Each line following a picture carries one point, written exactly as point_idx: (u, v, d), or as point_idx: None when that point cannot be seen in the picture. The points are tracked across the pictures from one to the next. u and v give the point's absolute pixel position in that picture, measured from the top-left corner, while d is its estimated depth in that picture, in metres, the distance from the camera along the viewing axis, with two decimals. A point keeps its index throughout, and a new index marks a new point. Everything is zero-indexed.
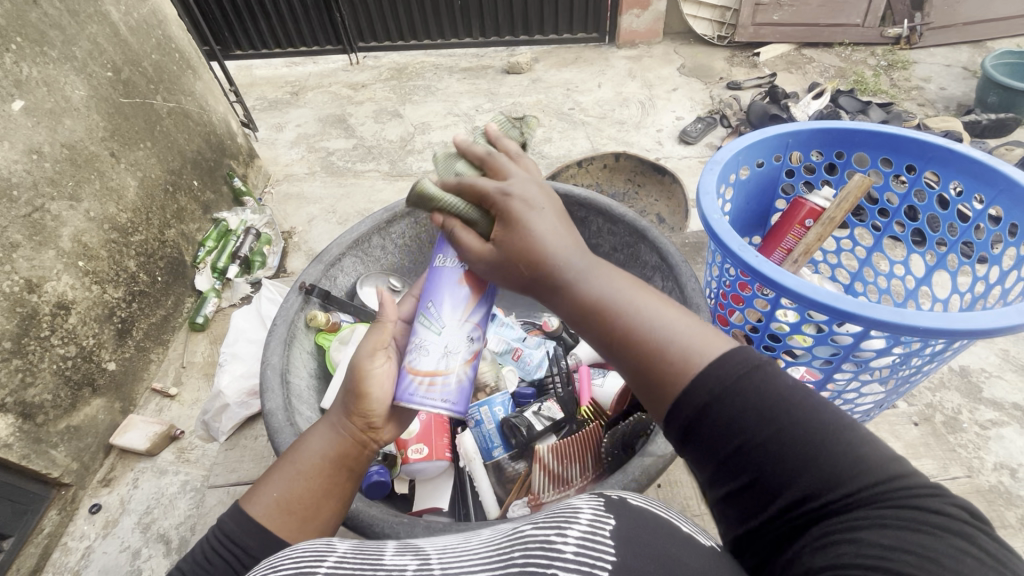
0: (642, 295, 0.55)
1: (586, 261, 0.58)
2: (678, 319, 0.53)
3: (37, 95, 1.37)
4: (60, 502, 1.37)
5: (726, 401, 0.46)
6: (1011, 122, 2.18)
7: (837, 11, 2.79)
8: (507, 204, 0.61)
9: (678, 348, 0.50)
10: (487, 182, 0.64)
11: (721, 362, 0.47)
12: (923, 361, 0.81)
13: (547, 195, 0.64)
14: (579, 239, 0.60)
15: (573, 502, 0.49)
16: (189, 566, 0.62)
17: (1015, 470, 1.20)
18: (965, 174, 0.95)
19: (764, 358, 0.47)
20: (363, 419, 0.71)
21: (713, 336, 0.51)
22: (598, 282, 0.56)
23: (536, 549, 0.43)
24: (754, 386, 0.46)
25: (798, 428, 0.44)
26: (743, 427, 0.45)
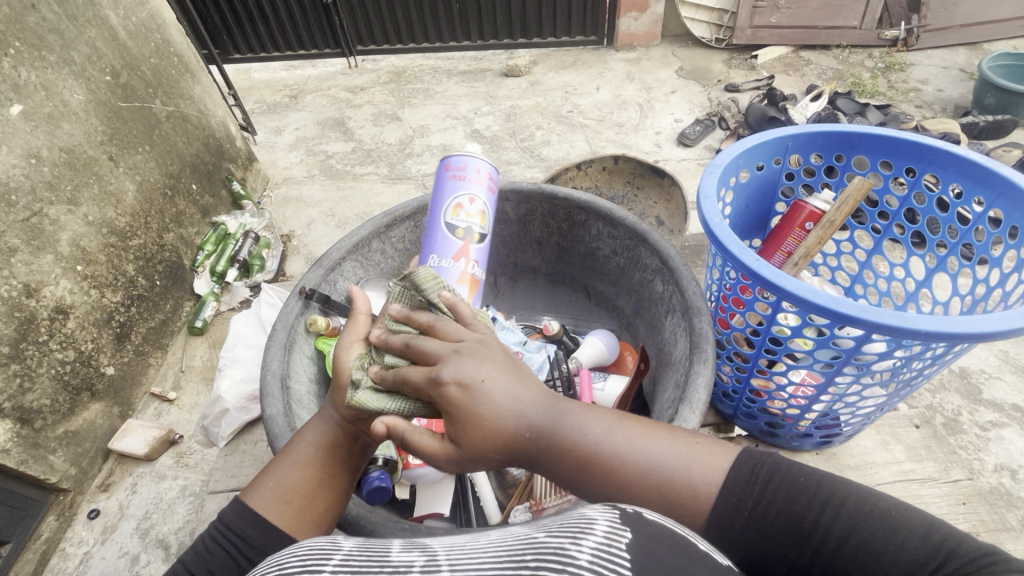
0: (627, 430, 0.60)
1: (552, 416, 0.59)
2: (670, 446, 0.59)
3: (36, 99, 1.37)
4: (58, 508, 1.37)
5: (765, 521, 0.55)
6: (1008, 124, 2.19)
7: (834, 13, 2.80)
8: (453, 397, 0.55)
9: (687, 478, 0.57)
10: (417, 372, 0.58)
11: (737, 484, 0.56)
12: (925, 364, 0.81)
13: (484, 344, 0.60)
14: (530, 388, 0.59)
15: (587, 512, 0.49)
16: (190, 557, 0.64)
17: (1015, 472, 1.20)
18: (965, 177, 0.95)
19: (771, 459, 0.58)
20: (349, 409, 0.68)
21: (710, 452, 0.58)
22: (587, 429, 0.60)
23: (550, 555, 0.43)
24: (776, 491, 0.56)
25: (838, 522, 0.53)
26: (790, 540, 0.55)
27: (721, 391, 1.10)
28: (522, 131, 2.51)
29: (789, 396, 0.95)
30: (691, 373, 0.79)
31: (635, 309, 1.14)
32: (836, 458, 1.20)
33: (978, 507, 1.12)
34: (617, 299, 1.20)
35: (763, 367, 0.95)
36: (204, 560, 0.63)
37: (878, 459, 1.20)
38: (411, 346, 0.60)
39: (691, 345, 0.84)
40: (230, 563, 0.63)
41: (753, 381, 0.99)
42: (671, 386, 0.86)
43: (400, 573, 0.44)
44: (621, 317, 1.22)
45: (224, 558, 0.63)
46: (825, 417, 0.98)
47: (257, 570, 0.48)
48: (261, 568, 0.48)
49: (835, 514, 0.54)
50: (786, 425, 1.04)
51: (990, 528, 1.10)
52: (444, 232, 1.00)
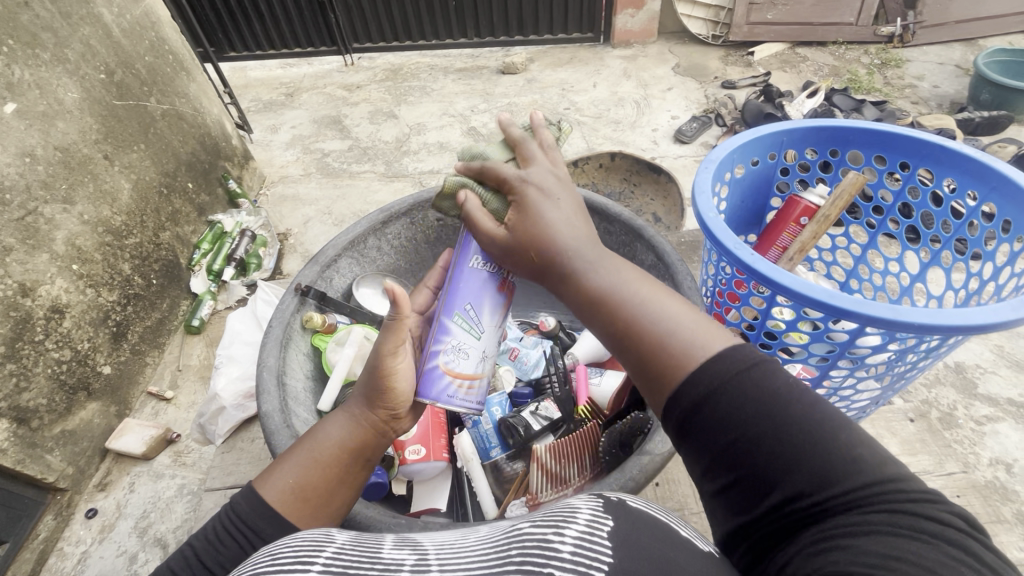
0: (648, 290, 0.58)
1: (592, 254, 0.62)
2: (681, 313, 0.55)
3: (29, 98, 1.36)
4: (56, 507, 1.37)
5: (722, 398, 0.47)
6: (1004, 119, 2.20)
7: (830, 10, 2.80)
8: (524, 192, 0.66)
9: (678, 343, 0.52)
10: (508, 168, 0.68)
11: (724, 356, 0.49)
12: (918, 357, 0.82)
13: (565, 184, 0.68)
14: (591, 232, 0.64)
15: (570, 502, 0.49)
16: (200, 545, 0.61)
17: (1010, 465, 1.20)
18: (959, 172, 0.95)
19: (759, 357, 0.48)
20: (387, 412, 0.72)
21: (715, 334, 0.52)
22: (608, 275, 0.60)
23: (534, 548, 0.43)
24: (748, 385, 0.47)
25: (775, 427, 0.45)
26: (726, 426, 0.46)
27: None
28: None
29: None
30: None
31: None
32: None
33: (972, 500, 1.13)
34: None
35: None
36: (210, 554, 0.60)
37: None
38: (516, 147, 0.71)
39: None
40: (240, 557, 0.60)
41: None
42: None
43: (389, 570, 0.44)
44: None
45: (235, 554, 0.60)
46: None
47: (252, 557, 0.48)
48: (257, 556, 0.48)
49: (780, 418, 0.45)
50: None
51: (984, 521, 1.11)
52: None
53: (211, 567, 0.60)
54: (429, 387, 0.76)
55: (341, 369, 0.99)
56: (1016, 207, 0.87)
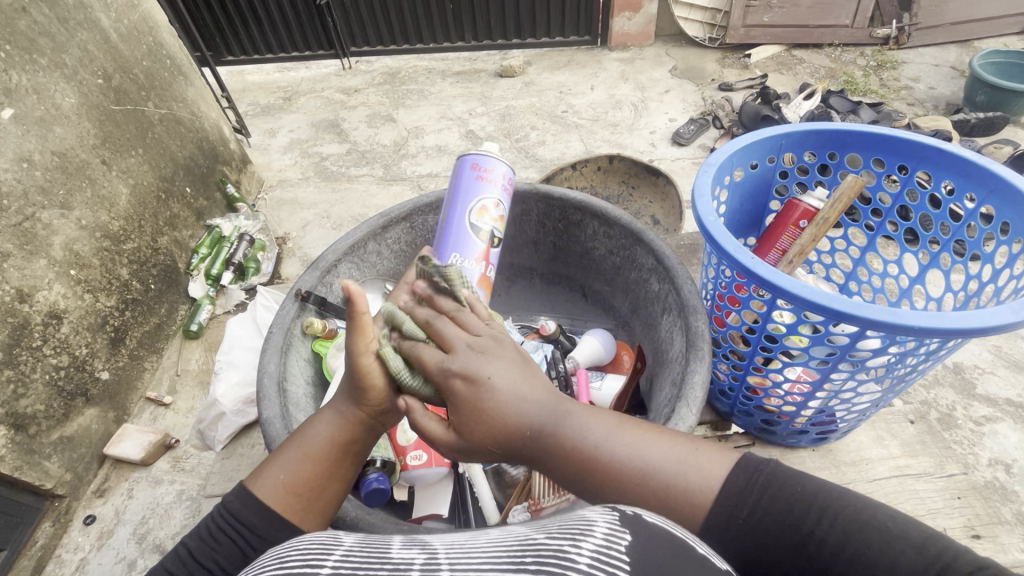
0: (628, 433, 0.60)
1: (557, 416, 0.59)
2: (669, 450, 0.59)
3: (26, 103, 1.36)
4: (54, 514, 1.36)
5: (755, 532, 0.55)
6: (999, 120, 2.21)
7: (826, 12, 2.82)
8: (463, 385, 0.57)
9: (687, 482, 0.56)
10: (433, 357, 0.60)
11: (735, 489, 0.56)
12: (918, 360, 0.82)
13: (497, 347, 0.59)
14: (545, 388, 0.60)
15: (586, 513, 0.49)
16: (193, 543, 0.64)
17: (1009, 466, 1.21)
18: (956, 174, 0.96)
19: (759, 469, 0.57)
20: (372, 407, 0.69)
21: (709, 456, 0.58)
22: (587, 433, 0.59)
23: (549, 557, 0.42)
24: (770, 500, 0.55)
25: (833, 533, 0.53)
26: (784, 549, 0.54)
27: (717, 389, 1.11)
28: (517, 131, 2.51)
29: (785, 393, 0.96)
30: (687, 372, 0.80)
31: (632, 308, 1.14)
32: (831, 454, 1.22)
33: (973, 501, 1.13)
34: (614, 298, 1.21)
35: (758, 365, 0.96)
36: (210, 548, 0.63)
37: (874, 455, 1.21)
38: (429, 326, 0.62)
39: (687, 344, 0.84)
40: (236, 553, 0.63)
41: (749, 378, 1.00)
42: (667, 384, 0.87)
43: (400, 570, 0.44)
44: (618, 316, 1.22)
45: (231, 549, 0.63)
46: (821, 414, 0.98)
47: (259, 560, 0.48)
48: (261, 560, 0.48)
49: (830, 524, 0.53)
50: (781, 423, 1.05)
51: (985, 521, 1.11)
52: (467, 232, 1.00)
53: (210, 565, 0.62)
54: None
55: (342, 375, 0.99)
56: (1014, 210, 0.87)
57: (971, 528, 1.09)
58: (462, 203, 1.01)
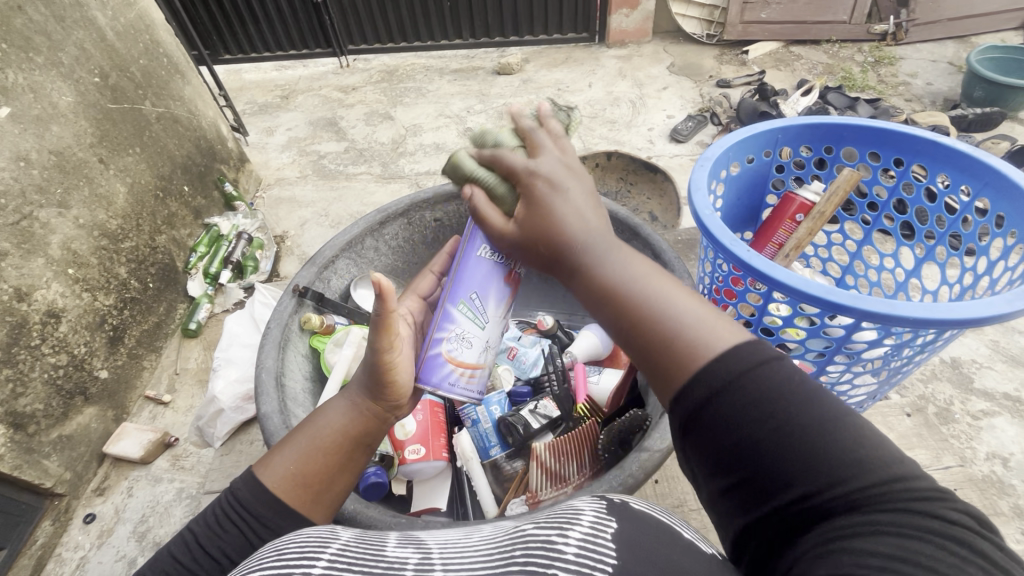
0: (659, 281, 0.54)
1: (601, 241, 0.56)
2: (691, 307, 0.52)
3: (23, 101, 1.36)
4: (54, 513, 1.36)
5: (729, 396, 0.46)
6: (997, 116, 2.21)
7: (823, 8, 2.82)
8: (535, 183, 0.57)
9: (690, 341, 0.49)
10: (517, 157, 0.59)
11: (733, 359, 0.47)
12: (914, 352, 0.82)
13: (578, 173, 0.59)
14: (606, 220, 0.58)
15: (575, 503, 0.49)
16: (200, 530, 0.63)
17: (1007, 459, 1.21)
18: (952, 167, 0.96)
19: (773, 353, 0.47)
20: (388, 400, 0.71)
21: (727, 330, 0.49)
22: (615, 269, 0.55)
23: (538, 549, 0.43)
24: (764, 378, 0.45)
25: (798, 420, 0.44)
26: (741, 426, 0.45)
27: None
28: None
29: None
30: None
31: None
32: None
33: (970, 494, 1.14)
34: None
35: None
36: (216, 538, 0.62)
37: None
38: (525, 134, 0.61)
39: None
40: (243, 542, 0.61)
41: None
42: None
43: (393, 568, 0.44)
44: None
45: (237, 537, 0.62)
46: None
47: (255, 555, 0.48)
48: (259, 553, 0.48)
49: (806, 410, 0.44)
50: None
51: None
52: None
53: (215, 556, 0.61)
54: (431, 374, 0.76)
55: (339, 370, 0.99)
56: (1009, 203, 0.87)
57: None
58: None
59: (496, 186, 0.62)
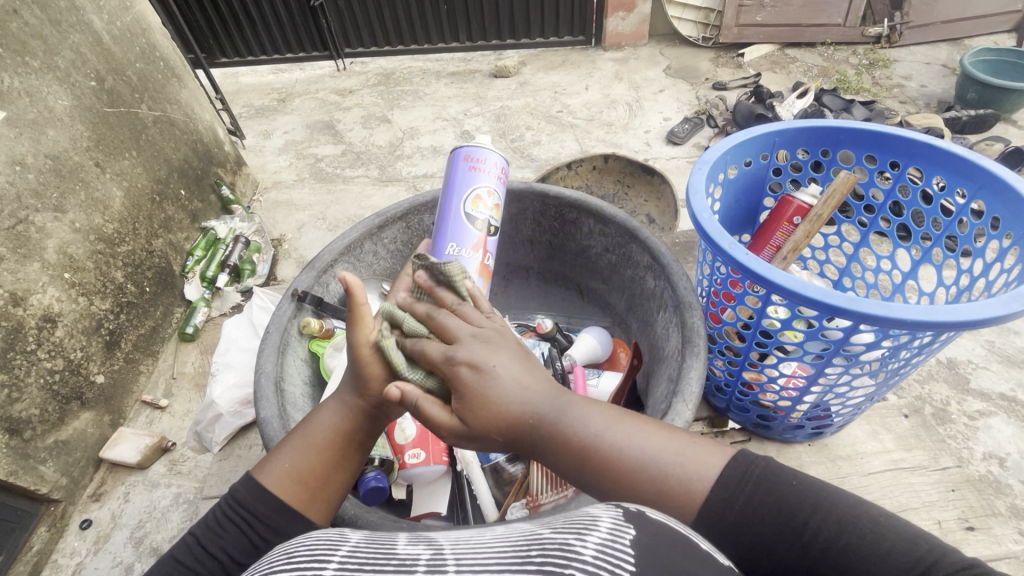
0: (625, 428, 0.60)
1: (558, 407, 0.59)
2: (664, 443, 0.59)
3: (19, 106, 1.35)
4: (50, 519, 1.35)
5: (749, 520, 0.55)
6: (991, 117, 2.23)
7: (818, 11, 2.84)
8: (466, 374, 0.56)
9: (680, 477, 0.57)
10: (436, 349, 0.59)
11: (727, 482, 0.56)
12: (911, 354, 0.82)
13: (502, 337, 0.60)
14: (543, 377, 0.60)
15: (591, 509, 0.50)
16: (202, 532, 0.64)
17: (1004, 460, 1.22)
18: (947, 170, 0.96)
19: (751, 459, 0.57)
20: (373, 396, 0.67)
21: (705, 454, 0.58)
22: (585, 426, 0.59)
23: (554, 550, 0.43)
24: (767, 492, 0.55)
25: (827, 525, 0.53)
26: (775, 537, 0.54)
27: (713, 386, 1.12)
28: (512, 131, 2.51)
29: (781, 388, 0.96)
30: (683, 368, 0.80)
31: (628, 306, 1.15)
32: (826, 449, 1.23)
33: (967, 494, 1.15)
34: (610, 296, 1.21)
35: (754, 361, 0.96)
36: (219, 537, 0.63)
37: (868, 449, 1.22)
38: (432, 321, 0.62)
39: (683, 340, 0.85)
40: (243, 541, 0.62)
41: (745, 374, 1.01)
42: (664, 380, 0.88)
43: (406, 565, 0.44)
44: (614, 314, 1.22)
45: (238, 536, 0.63)
46: (816, 409, 0.99)
47: (268, 558, 0.49)
48: (271, 557, 0.48)
49: (822, 519, 0.53)
50: (778, 417, 1.05)
51: (979, 514, 1.12)
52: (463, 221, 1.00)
53: (218, 555, 0.62)
54: None
55: (338, 374, 0.99)
56: (1004, 205, 0.88)
57: (965, 520, 1.11)
58: (456, 195, 1.01)
59: (422, 378, 0.61)
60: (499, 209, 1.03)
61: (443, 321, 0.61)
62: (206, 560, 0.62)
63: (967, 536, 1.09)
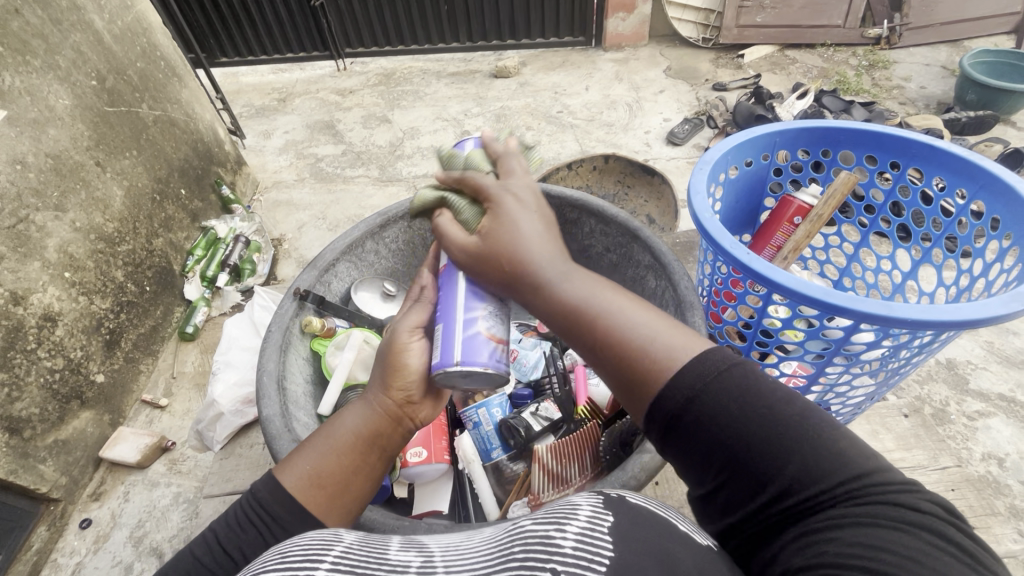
0: (620, 298, 0.58)
1: (558, 262, 0.62)
2: (650, 320, 0.56)
3: (20, 105, 1.36)
4: (49, 518, 1.35)
5: (702, 402, 0.48)
6: (990, 120, 2.23)
7: (818, 12, 2.84)
8: (499, 197, 0.69)
9: (659, 349, 0.52)
10: (488, 180, 0.72)
11: (694, 370, 0.49)
12: (912, 354, 0.83)
13: (540, 202, 0.70)
14: (559, 244, 0.65)
15: (573, 498, 0.50)
16: (221, 528, 0.63)
17: (1002, 459, 1.22)
18: (946, 170, 0.97)
19: (733, 359, 0.49)
20: (400, 397, 0.72)
21: (683, 336, 0.53)
22: (574, 286, 0.60)
23: (536, 544, 0.43)
24: (729, 384, 0.48)
25: (765, 428, 0.46)
26: (716, 428, 0.47)
27: None
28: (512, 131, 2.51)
29: None
30: None
31: None
32: None
33: (966, 493, 1.13)
34: None
35: (754, 359, 0.97)
36: (235, 535, 0.62)
37: (868, 449, 1.22)
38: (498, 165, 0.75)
39: None
40: (258, 541, 0.62)
41: None
42: None
43: (396, 572, 0.45)
44: None
45: (254, 536, 0.62)
46: None
47: (259, 560, 0.49)
48: (261, 558, 0.48)
49: (778, 414, 0.46)
50: None
51: (979, 514, 1.12)
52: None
53: (232, 551, 0.61)
54: (473, 356, 0.71)
55: (341, 374, 0.99)
56: (1004, 205, 0.88)
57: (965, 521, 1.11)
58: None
59: (465, 211, 0.75)
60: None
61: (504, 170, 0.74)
62: (223, 558, 0.61)
63: None
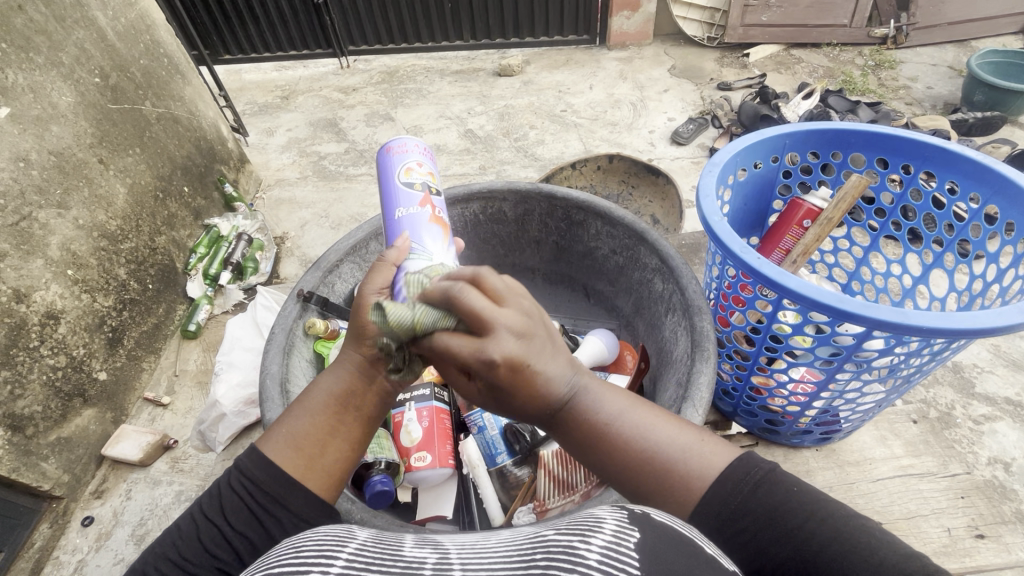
0: (640, 414, 0.61)
1: (575, 388, 0.59)
2: (675, 435, 0.59)
3: (23, 102, 1.35)
4: (51, 515, 1.35)
5: (746, 518, 0.52)
6: (998, 121, 2.21)
7: (826, 11, 2.82)
8: (493, 374, 0.52)
9: (687, 470, 0.56)
10: (462, 346, 0.52)
11: (731, 480, 0.54)
12: (921, 361, 0.82)
13: (528, 336, 0.53)
14: (566, 364, 0.58)
15: (596, 511, 0.49)
16: (209, 501, 0.65)
17: (1009, 465, 1.21)
18: (959, 174, 0.96)
19: (766, 467, 0.55)
20: (370, 351, 0.68)
21: (713, 451, 0.58)
22: (600, 409, 0.59)
23: (559, 554, 0.42)
24: (769, 494, 0.53)
25: (816, 537, 0.49)
26: (770, 537, 0.51)
27: (721, 390, 1.12)
28: (516, 130, 2.50)
29: (790, 393, 0.96)
30: (693, 372, 0.79)
31: (635, 308, 1.14)
32: (834, 454, 1.22)
33: (977, 501, 1.14)
34: (617, 298, 1.20)
35: (763, 365, 0.96)
36: (221, 505, 0.63)
37: (875, 455, 1.21)
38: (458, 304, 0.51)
39: (692, 344, 0.84)
40: (243, 505, 0.63)
41: (754, 378, 1.00)
42: (672, 384, 0.87)
43: (411, 568, 0.43)
44: (621, 316, 1.22)
45: (237, 502, 0.63)
46: (825, 415, 0.99)
47: (269, 554, 0.48)
48: (272, 553, 0.47)
49: (822, 525, 0.50)
50: (786, 422, 1.06)
51: (988, 522, 1.11)
52: (401, 190, 0.91)
53: (220, 519, 0.63)
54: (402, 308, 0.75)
55: None
56: (1017, 210, 0.87)
57: (975, 528, 1.10)
58: (387, 172, 0.94)
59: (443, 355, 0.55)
60: (437, 175, 0.95)
61: (471, 305, 0.50)
62: (210, 523, 0.62)
63: (976, 544, 1.08)
